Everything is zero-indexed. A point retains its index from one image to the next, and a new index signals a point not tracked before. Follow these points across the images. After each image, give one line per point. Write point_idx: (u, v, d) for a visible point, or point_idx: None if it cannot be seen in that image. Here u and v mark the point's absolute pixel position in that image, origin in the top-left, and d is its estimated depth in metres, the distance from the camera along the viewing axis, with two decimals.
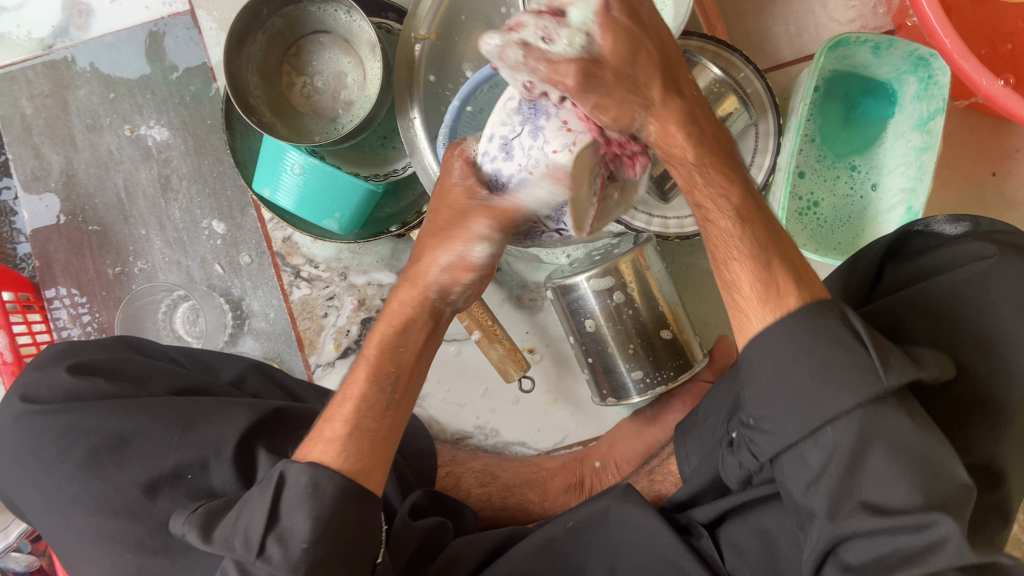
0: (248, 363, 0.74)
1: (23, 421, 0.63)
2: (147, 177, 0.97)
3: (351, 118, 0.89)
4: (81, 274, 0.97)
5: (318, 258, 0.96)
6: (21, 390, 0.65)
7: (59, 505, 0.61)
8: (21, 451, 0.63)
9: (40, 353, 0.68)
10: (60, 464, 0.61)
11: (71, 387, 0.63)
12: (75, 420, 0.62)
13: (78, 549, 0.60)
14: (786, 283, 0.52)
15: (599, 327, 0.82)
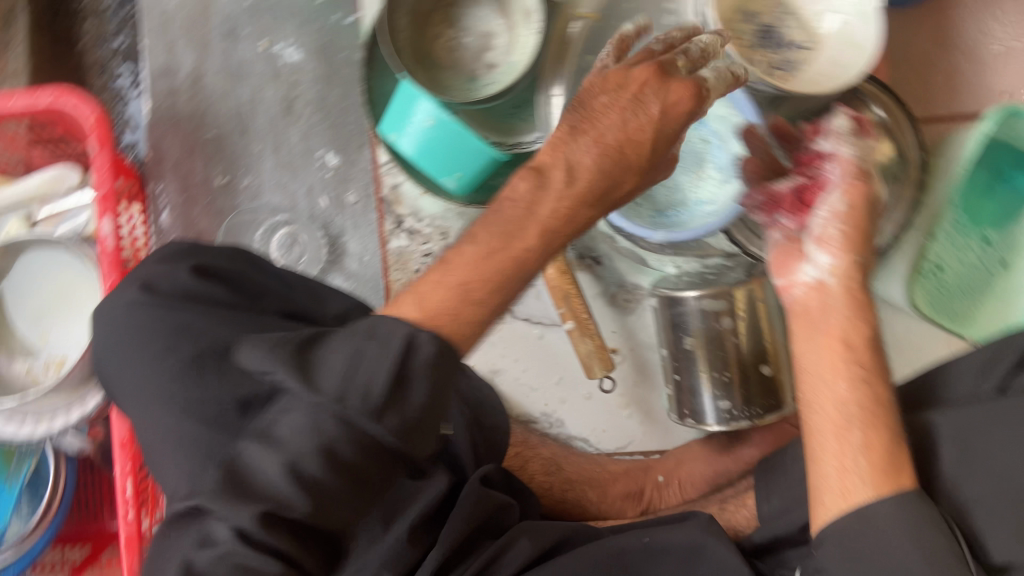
0: (354, 302, 0.74)
1: (136, 307, 0.63)
2: (272, 96, 0.96)
3: (491, 81, 0.86)
4: (189, 177, 0.96)
5: (423, 212, 0.96)
6: (140, 278, 0.65)
7: (154, 399, 0.60)
8: (127, 336, 0.62)
9: (162, 246, 0.68)
10: (164, 359, 0.60)
11: (191, 288, 0.64)
12: (190, 321, 0.61)
13: (158, 451, 0.59)
14: (890, 459, 0.53)
15: (697, 348, 0.80)
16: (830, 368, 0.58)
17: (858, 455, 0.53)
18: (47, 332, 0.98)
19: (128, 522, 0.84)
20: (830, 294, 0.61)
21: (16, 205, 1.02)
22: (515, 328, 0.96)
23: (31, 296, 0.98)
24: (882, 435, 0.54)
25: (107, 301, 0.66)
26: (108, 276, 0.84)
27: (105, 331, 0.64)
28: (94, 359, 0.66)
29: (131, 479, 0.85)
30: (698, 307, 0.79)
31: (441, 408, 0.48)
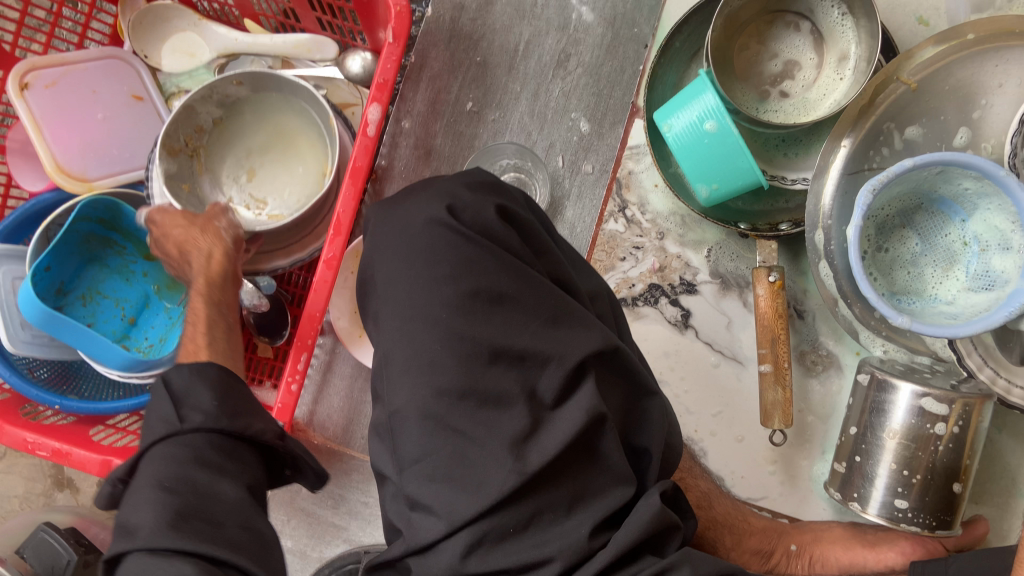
0: (605, 286, 0.73)
1: (431, 226, 0.65)
2: (551, 45, 0.96)
3: (778, 109, 0.87)
4: (443, 92, 0.97)
5: (649, 207, 0.95)
6: (445, 196, 0.66)
7: (421, 320, 0.62)
8: (415, 249, 0.64)
9: (470, 171, 0.69)
10: (442, 287, 0.62)
11: (488, 226, 0.65)
12: (476, 258, 0.63)
13: (414, 358, 0.62)
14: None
15: (892, 439, 0.80)
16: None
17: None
18: (254, 171, 0.96)
19: (289, 393, 0.85)
20: None
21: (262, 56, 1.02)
22: (693, 348, 0.95)
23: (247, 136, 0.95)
24: None
25: (407, 207, 0.68)
26: (359, 159, 0.85)
27: (396, 234, 0.66)
28: (368, 252, 0.68)
29: (305, 354, 0.85)
30: (912, 402, 0.79)
31: (238, 401, 0.64)
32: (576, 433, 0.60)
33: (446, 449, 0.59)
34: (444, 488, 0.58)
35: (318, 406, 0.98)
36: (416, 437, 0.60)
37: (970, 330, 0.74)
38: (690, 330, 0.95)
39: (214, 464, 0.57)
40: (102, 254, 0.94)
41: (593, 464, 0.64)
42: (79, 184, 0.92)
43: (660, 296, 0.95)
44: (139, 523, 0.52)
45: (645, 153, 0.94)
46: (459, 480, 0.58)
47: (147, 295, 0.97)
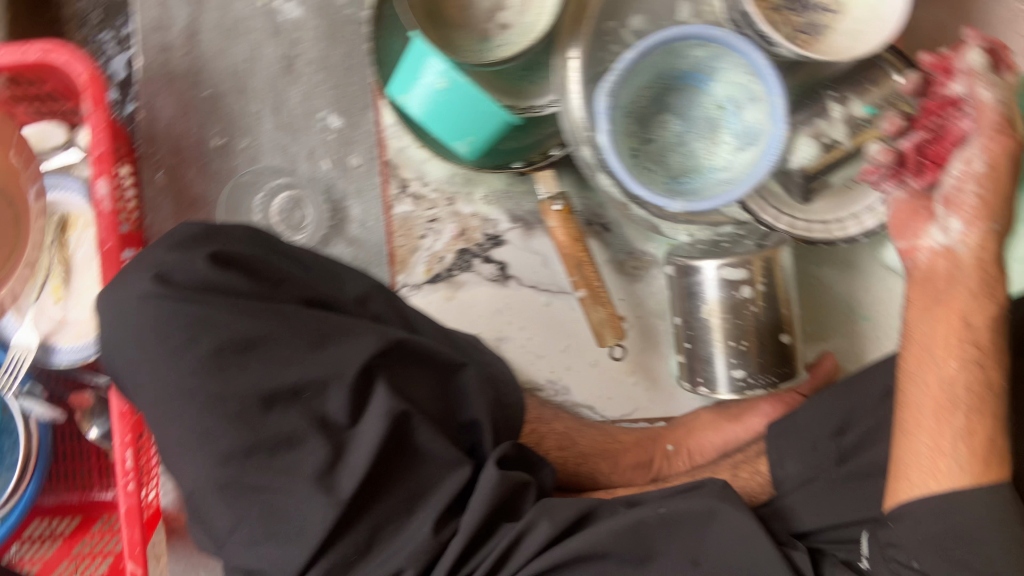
0: (371, 283, 0.71)
1: (147, 299, 0.59)
2: (271, 54, 0.92)
3: (504, 42, 0.85)
4: (183, 138, 0.93)
5: (429, 178, 0.93)
6: (153, 265, 0.61)
7: (177, 397, 0.58)
8: (141, 329, 0.59)
9: (172, 227, 0.64)
10: (183, 356, 0.58)
11: (210, 279, 0.61)
12: (207, 315, 0.59)
13: (178, 434, 0.59)
14: (995, 455, 0.59)
15: (712, 316, 0.81)
16: (938, 382, 0.62)
17: (958, 440, 0.59)
18: None
19: (129, 494, 0.81)
20: (958, 262, 0.63)
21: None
22: (520, 295, 0.95)
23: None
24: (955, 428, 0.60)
25: (116, 288, 0.62)
26: (106, 240, 0.80)
27: (117, 322, 0.61)
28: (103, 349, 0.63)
29: (131, 450, 0.82)
30: (716, 276, 0.80)
31: None
32: (381, 442, 0.60)
33: (254, 510, 0.58)
34: (268, 548, 0.58)
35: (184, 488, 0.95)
36: (221, 508, 0.58)
37: (739, 192, 0.75)
38: (512, 280, 0.94)
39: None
40: None
41: (416, 462, 0.65)
42: None
43: (472, 258, 0.94)
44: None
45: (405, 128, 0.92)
46: (279, 534, 0.58)
47: None
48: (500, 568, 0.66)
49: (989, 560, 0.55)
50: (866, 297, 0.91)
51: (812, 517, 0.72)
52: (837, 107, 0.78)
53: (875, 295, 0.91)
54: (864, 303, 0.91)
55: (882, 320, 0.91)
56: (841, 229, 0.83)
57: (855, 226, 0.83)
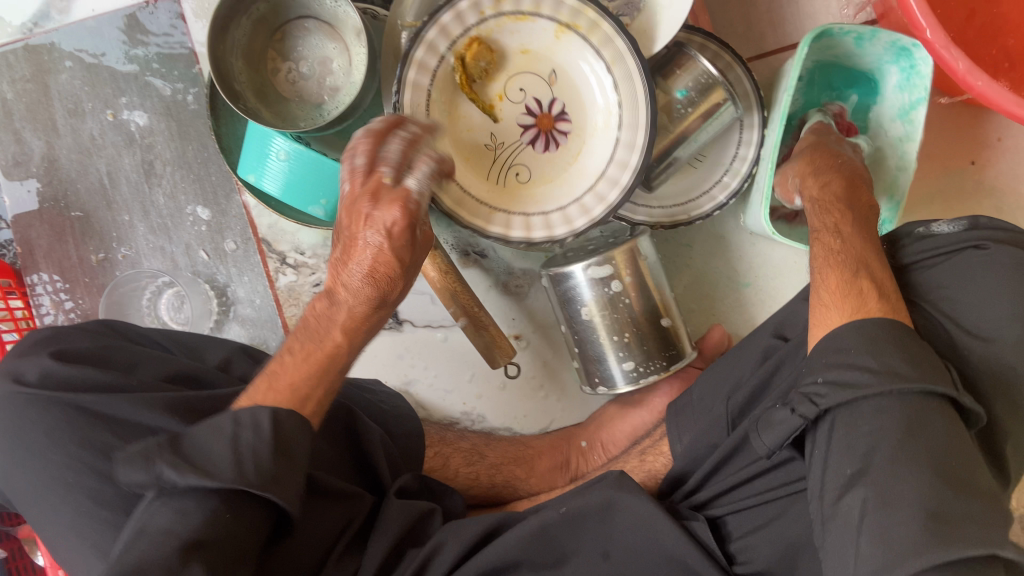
0: (232, 347, 0.76)
1: (9, 412, 0.59)
2: (131, 162, 0.96)
3: (337, 104, 0.89)
4: (64, 260, 0.96)
5: (305, 245, 0.96)
6: (5, 381, 0.61)
7: (57, 492, 0.58)
8: (8, 440, 0.59)
9: (19, 341, 0.64)
10: (55, 457, 0.58)
11: (63, 379, 0.59)
12: (78, 402, 0.58)
13: (77, 528, 0.57)
14: (870, 291, 0.63)
15: (594, 317, 0.82)
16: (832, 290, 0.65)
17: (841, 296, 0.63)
18: None
19: None
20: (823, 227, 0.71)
21: None
22: (417, 336, 0.97)
23: None
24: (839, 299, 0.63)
25: None
26: None
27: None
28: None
29: None
30: (585, 277, 0.81)
31: None
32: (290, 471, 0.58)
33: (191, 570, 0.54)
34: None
35: None
36: None
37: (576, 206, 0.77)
38: (407, 323, 0.96)
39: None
40: None
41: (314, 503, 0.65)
42: None
43: None
44: (288, 434, 0.57)
45: None
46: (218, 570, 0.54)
47: None
48: None
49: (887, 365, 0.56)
50: (742, 264, 0.94)
51: (710, 489, 0.73)
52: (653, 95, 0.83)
53: (751, 260, 0.94)
54: (742, 270, 0.94)
55: (762, 282, 0.94)
56: (697, 207, 0.89)
57: (707, 201, 0.89)
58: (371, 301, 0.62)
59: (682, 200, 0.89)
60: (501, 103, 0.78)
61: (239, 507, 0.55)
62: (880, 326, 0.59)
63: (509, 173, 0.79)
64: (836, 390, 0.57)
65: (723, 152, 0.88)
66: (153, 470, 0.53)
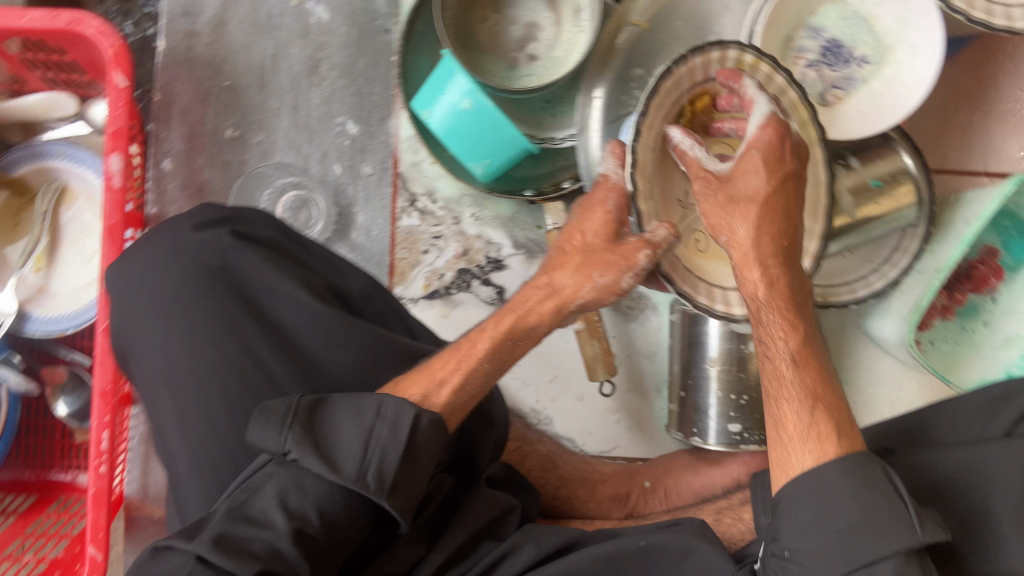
0: (372, 281, 0.71)
1: (174, 284, 0.60)
2: (298, 54, 0.93)
3: (530, 73, 0.87)
4: (197, 124, 0.92)
5: (438, 194, 0.94)
6: (177, 244, 0.62)
7: (199, 379, 0.59)
8: (164, 310, 0.60)
9: (197, 207, 0.65)
10: (207, 347, 0.59)
11: (238, 267, 0.62)
12: (259, 312, 0.61)
13: (207, 424, 0.59)
14: (830, 426, 0.57)
15: (714, 368, 0.83)
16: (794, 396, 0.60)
17: (801, 421, 0.58)
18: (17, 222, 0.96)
19: (99, 475, 0.80)
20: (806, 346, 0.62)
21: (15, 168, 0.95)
22: None
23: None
24: (803, 440, 0.57)
25: (138, 266, 0.62)
26: (111, 217, 0.79)
27: (151, 304, 0.61)
28: (116, 321, 0.63)
29: (107, 432, 0.81)
30: (724, 329, 0.82)
31: None
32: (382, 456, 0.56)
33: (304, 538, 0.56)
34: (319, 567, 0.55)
35: (149, 477, 0.93)
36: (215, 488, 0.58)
37: None
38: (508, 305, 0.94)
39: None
40: None
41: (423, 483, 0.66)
42: None
43: (471, 279, 0.94)
44: (415, 445, 0.57)
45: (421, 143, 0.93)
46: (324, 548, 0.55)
47: None
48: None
49: (854, 521, 0.52)
50: (848, 362, 0.96)
51: None
52: (844, 172, 0.82)
53: (858, 361, 0.95)
54: (847, 368, 0.95)
55: (860, 385, 0.95)
56: (849, 292, 0.85)
57: (861, 286, 0.85)
58: (551, 300, 0.66)
59: (833, 281, 0.85)
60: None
61: (350, 503, 0.56)
62: (841, 470, 0.54)
63: (689, 238, 0.73)
64: (800, 537, 0.53)
65: (873, 252, 0.86)
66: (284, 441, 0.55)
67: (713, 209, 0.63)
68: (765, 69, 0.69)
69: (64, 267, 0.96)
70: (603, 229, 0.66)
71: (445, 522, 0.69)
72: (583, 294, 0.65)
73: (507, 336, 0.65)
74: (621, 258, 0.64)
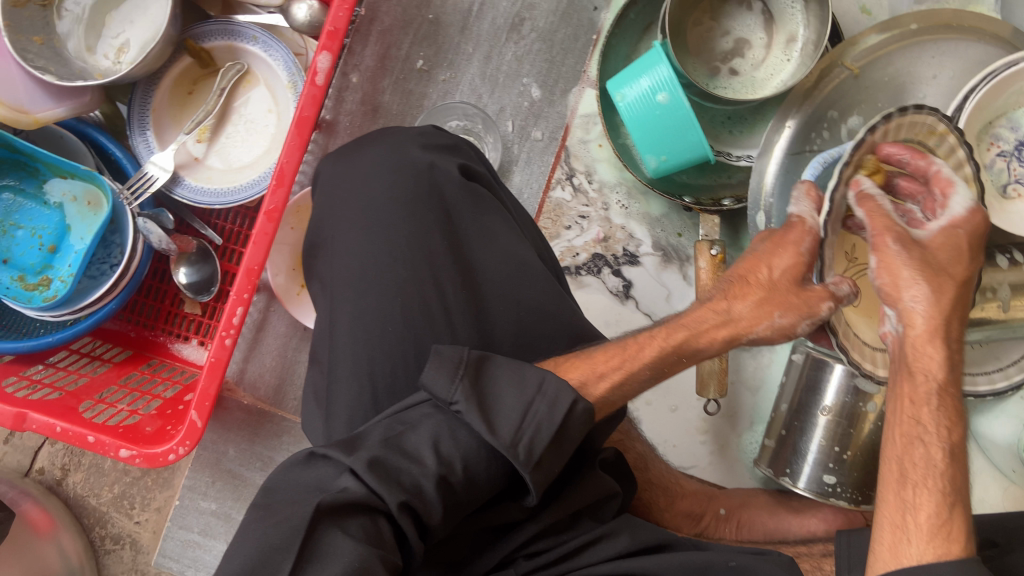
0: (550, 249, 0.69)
1: (386, 195, 0.61)
2: (505, 7, 0.95)
3: (728, 86, 0.88)
4: (393, 48, 0.95)
5: (596, 176, 0.95)
6: (401, 157, 0.63)
7: (379, 293, 0.59)
8: (365, 217, 0.61)
9: (424, 130, 0.66)
10: (397, 266, 0.60)
11: (447, 199, 0.62)
12: (453, 247, 0.61)
13: (374, 339, 0.59)
14: (958, 527, 0.50)
15: (825, 417, 0.84)
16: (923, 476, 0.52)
17: (924, 508, 0.50)
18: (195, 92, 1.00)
19: (222, 347, 0.82)
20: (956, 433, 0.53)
21: (209, 37, 0.97)
22: (632, 318, 0.95)
23: (178, 65, 0.98)
24: (921, 530, 0.50)
25: (359, 165, 0.63)
26: (305, 109, 0.82)
27: (361, 208, 0.62)
28: (319, 211, 0.64)
29: (241, 308, 0.82)
30: (846, 380, 0.82)
31: None
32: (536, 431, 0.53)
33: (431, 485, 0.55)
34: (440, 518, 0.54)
35: (249, 364, 0.96)
36: (362, 401, 0.58)
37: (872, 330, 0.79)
38: (631, 301, 0.95)
39: (262, 499, 0.51)
40: (14, 179, 0.94)
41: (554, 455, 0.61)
42: (23, 116, 0.87)
43: (603, 266, 0.95)
44: (571, 426, 0.54)
45: (596, 123, 0.94)
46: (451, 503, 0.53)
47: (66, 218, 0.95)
48: (564, 561, 0.65)
49: None
50: None
51: None
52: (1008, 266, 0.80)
53: None
54: None
55: None
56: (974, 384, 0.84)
57: (983, 382, 0.84)
58: (727, 328, 0.60)
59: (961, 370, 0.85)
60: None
61: (492, 465, 0.53)
62: (955, 570, 0.47)
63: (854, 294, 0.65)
64: None
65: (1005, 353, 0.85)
66: (453, 390, 0.53)
67: (892, 269, 0.55)
68: (953, 142, 0.63)
69: (228, 145, 0.99)
70: (792, 268, 0.59)
71: (557, 496, 0.66)
72: (759, 331, 0.60)
73: (676, 350, 0.60)
74: (803, 304, 0.59)
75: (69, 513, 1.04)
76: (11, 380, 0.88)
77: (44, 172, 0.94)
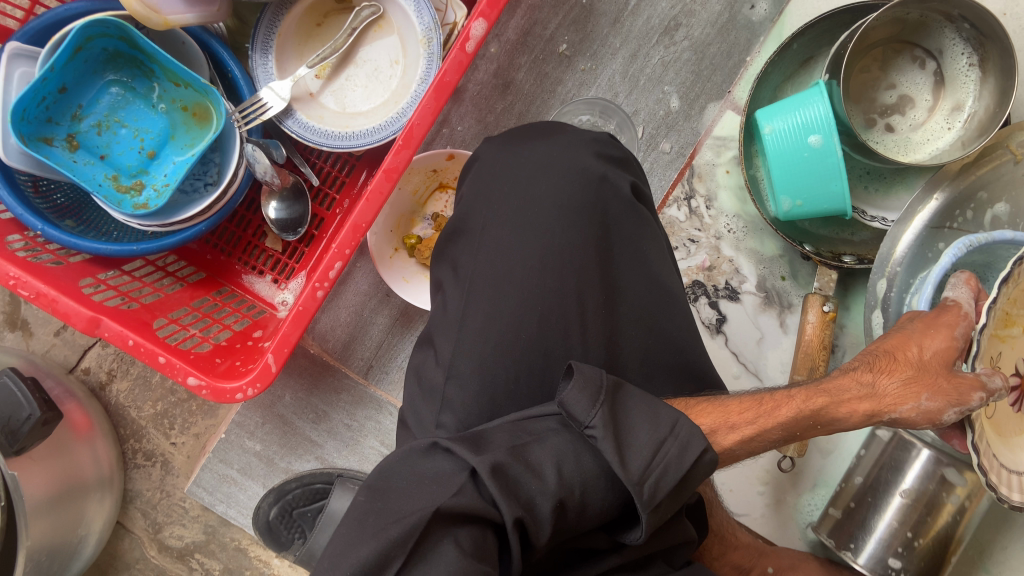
0: None
1: (548, 196, 0.59)
2: (663, 8, 0.91)
3: (879, 141, 0.85)
4: (538, 24, 0.90)
5: (715, 204, 0.92)
6: (573, 161, 0.60)
7: (521, 296, 0.57)
8: (523, 215, 0.58)
9: (597, 136, 0.63)
10: (545, 274, 0.57)
11: (608, 215, 0.60)
12: (603, 264, 0.59)
13: (505, 343, 0.56)
14: None
15: (901, 499, 0.81)
16: None
17: None
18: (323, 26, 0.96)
19: (313, 296, 0.79)
20: None
21: None
22: (718, 353, 0.92)
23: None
24: None
25: (525, 159, 0.61)
26: (449, 73, 0.77)
27: (520, 204, 0.59)
28: (471, 195, 0.61)
29: (339, 263, 0.79)
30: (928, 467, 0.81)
31: None
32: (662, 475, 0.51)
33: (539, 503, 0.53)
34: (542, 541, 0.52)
35: (323, 314, 0.93)
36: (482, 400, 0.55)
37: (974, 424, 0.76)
38: (721, 336, 0.92)
39: (378, 484, 0.50)
40: (126, 75, 0.91)
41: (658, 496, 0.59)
42: (155, 14, 0.82)
43: (700, 295, 0.92)
44: (692, 477, 0.52)
45: (730, 147, 0.91)
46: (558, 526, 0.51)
47: (171, 126, 0.93)
48: None
49: None
50: None
51: None
52: None
53: None
54: None
55: None
56: None
57: None
58: (868, 402, 0.59)
59: None
60: (1017, 337, 0.62)
61: (608, 501, 0.52)
62: None
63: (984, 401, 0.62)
64: None
65: None
66: (590, 414, 0.52)
67: None
68: None
69: (347, 88, 0.96)
70: (943, 350, 0.58)
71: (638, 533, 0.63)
72: (902, 410, 0.58)
73: (811, 415, 0.58)
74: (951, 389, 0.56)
75: (108, 420, 1.03)
76: (86, 279, 0.84)
77: (158, 75, 0.91)
